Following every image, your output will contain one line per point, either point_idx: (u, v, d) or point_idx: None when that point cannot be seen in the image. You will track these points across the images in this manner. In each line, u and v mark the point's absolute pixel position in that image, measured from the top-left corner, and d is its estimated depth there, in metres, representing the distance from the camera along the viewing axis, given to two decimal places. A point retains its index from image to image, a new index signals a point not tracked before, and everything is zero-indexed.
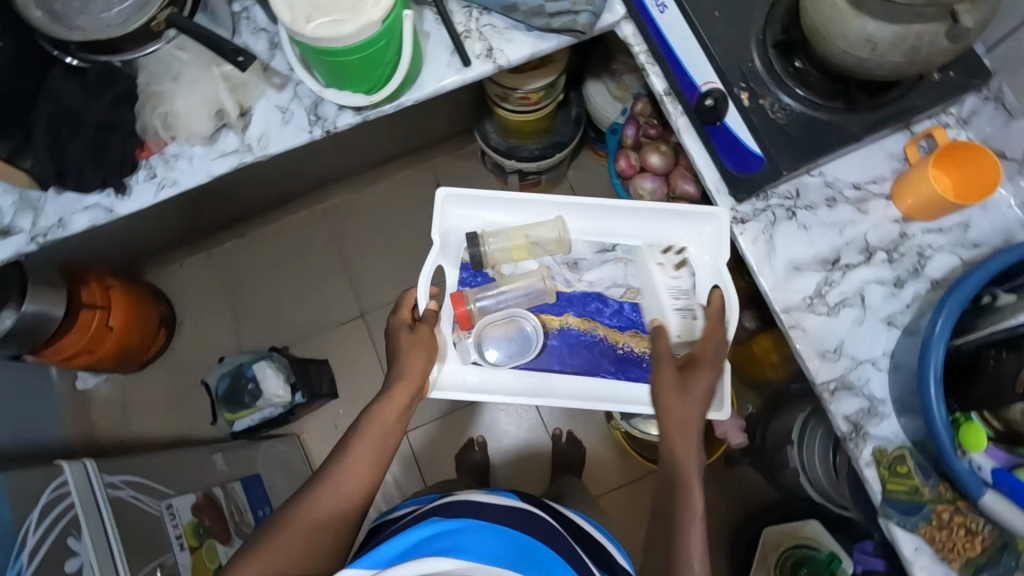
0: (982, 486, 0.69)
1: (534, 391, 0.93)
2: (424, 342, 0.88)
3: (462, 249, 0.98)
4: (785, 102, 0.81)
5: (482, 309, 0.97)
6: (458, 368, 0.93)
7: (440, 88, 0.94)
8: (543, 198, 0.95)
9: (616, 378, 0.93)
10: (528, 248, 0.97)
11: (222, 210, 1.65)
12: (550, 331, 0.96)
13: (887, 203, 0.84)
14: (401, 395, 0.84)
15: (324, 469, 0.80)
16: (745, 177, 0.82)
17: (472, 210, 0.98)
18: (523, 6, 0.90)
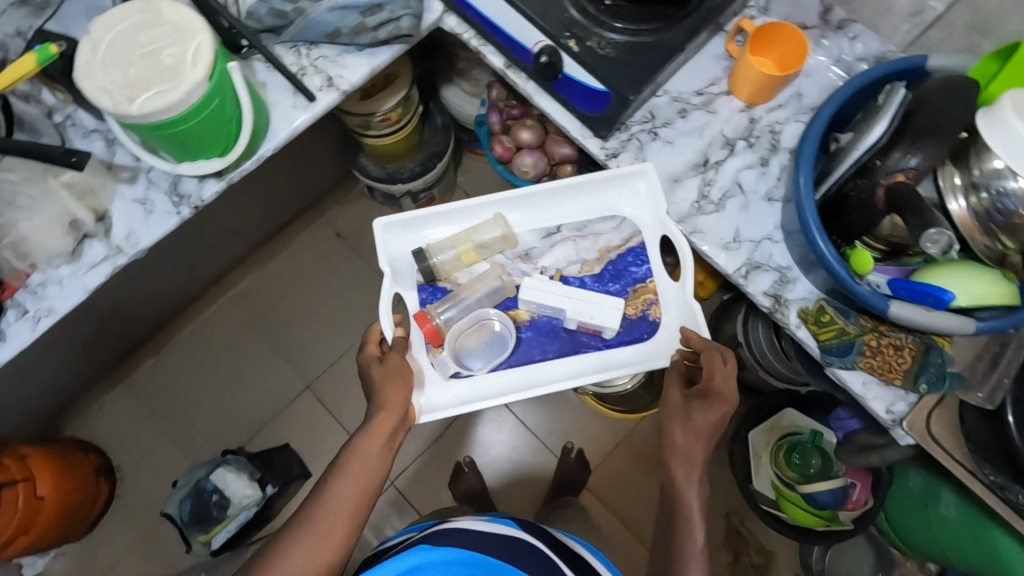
0: (885, 300, 0.66)
1: (528, 383, 0.95)
2: (397, 372, 0.86)
3: (415, 271, 0.98)
4: (610, 37, 0.80)
5: (446, 321, 0.98)
6: (446, 388, 0.93)
7: (295, 130, 0.88)
8: (480, 200, 0.96)
9: (599, 350, 0.96)
10: (477, 251, 0.98)
11: (125, 336, 1.55)
12: (521, 324, 0.98)
13: (730, 98, 0.88)
14: (383, 428, 0.82)
15: (305, 512, 0.79)
16: (599, 116, 0.82)
17: (412, 229, 0.98)
18: (344, 29, 0.86)
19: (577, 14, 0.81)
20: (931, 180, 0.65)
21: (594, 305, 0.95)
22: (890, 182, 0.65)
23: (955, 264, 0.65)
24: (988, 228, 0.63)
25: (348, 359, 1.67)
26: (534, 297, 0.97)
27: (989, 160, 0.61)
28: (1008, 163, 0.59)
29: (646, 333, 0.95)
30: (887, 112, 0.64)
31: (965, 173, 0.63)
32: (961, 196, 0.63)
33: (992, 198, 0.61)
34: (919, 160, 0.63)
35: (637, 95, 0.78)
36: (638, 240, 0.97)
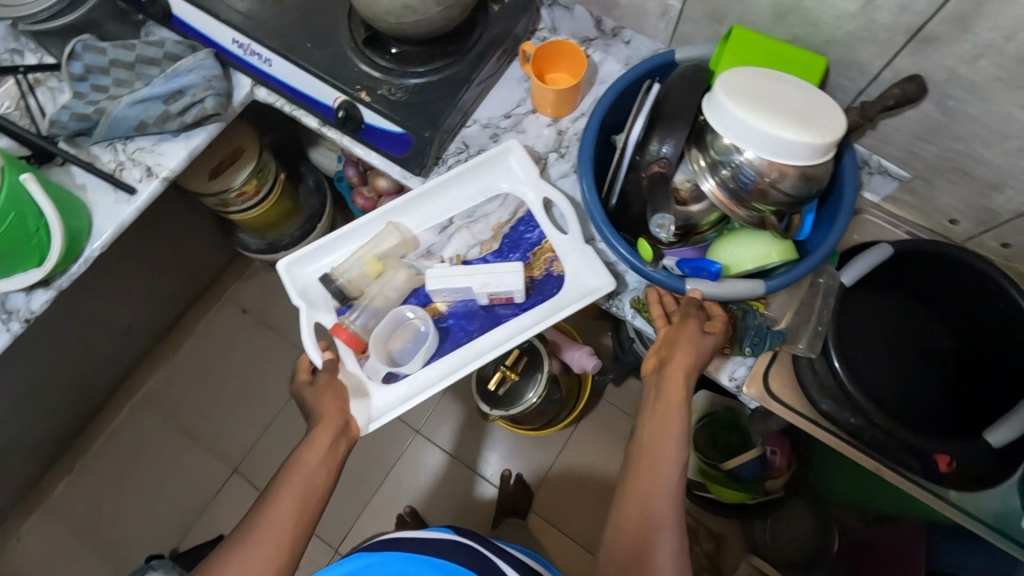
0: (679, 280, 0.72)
1: (464, 363, 0.84)
2: (329, 389, 0.81)
3: (328, 296, 0.89)
4: (399, 84, 0.84)
5: (365, 326, 0.88)
6: (386, 392, 0.83)
7: (120, 224, 0.88)
8: (365, 215, 0.88)
9: (517, 315, 0.86)
10: (382, 260, 0.89)
11: (28, 461, 1.48)
12: (440, 316, 0.88)
13: (536, 116, 0.92)
14: (326, 435, 0.76)
15: (246, 523, 0.71)
16: (406, 157, 0.85)
17: (311, 258, 0.89)
18: (150, 120, 0.87)
19: (367, 68, 0.84)
20: (684, 169, 0.70)
21: (498, 271, 0.84)
22: (647, 174, 0.69)
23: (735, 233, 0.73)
24: (742, 199, 0.66)
25: (273, 432, 1.64)
26: (441, 284, 0.85)
27: (720, 137, 0.65)
28: (734, 142, 0.64)
29: (556, 289, 0.86)
30: (641, 108, 0.70)
31: (706, 154, 0.67)
32: (709, 176, 0.67)
33: (732, 174, 0.65)
34: (673, 145, 0.68)
35: (432, 132, 0.82)
36: (527, 210, 0.90)
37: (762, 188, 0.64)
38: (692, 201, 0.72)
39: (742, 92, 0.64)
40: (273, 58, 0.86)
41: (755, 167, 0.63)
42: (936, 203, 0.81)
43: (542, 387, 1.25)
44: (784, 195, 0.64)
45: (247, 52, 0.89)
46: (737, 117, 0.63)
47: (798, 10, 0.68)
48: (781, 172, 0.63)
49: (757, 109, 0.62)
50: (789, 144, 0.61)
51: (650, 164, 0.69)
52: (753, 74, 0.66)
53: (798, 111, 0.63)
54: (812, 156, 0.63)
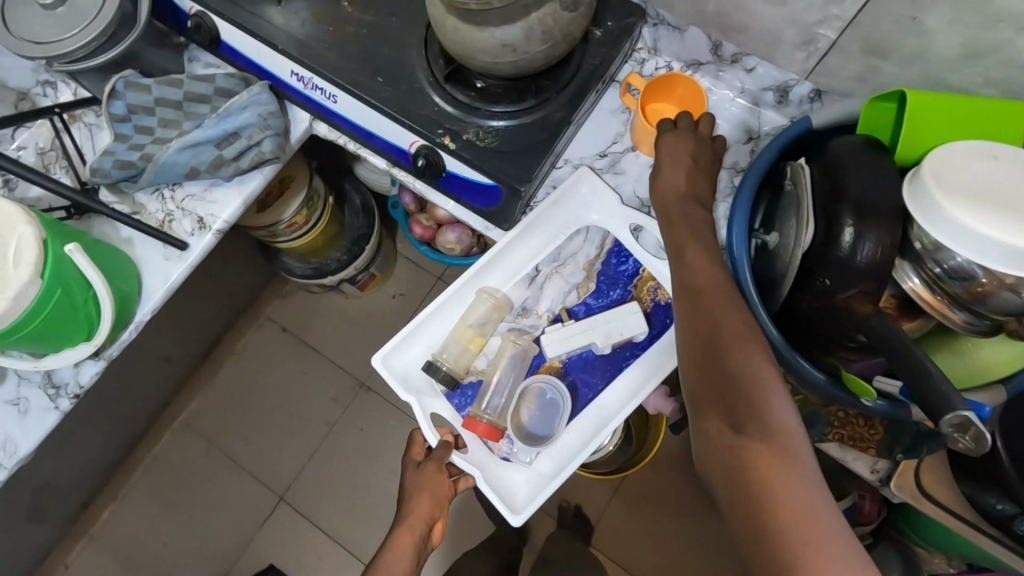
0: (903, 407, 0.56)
1: (597, 425, 0.76)
2: (432, 481, 0.85)
3: (432, 381, 0.81)
4: (485, 126, 0.72)
5: (495, 409, 0.81)
6: (527, 470, 0.78)
7: (172, 285, 0.79)
8: (447, 290, 0.78)
9: (639, 356, 0.76)
10: (481, 331, 0.80)
11: (76, 491, 1.44)
12: (561, 374, 0.79)
13: (635, 154, 0.80)
14: (410, 536, 0.82)
15: None
16: (495, 209, 0.74)
17: (404, 349, 0.80)
18: (201, 166, 0.77)
19: (449, 107, 0.72)
20: (887, 282, 0.54)
21: (611, 318, 0.75)
22: (848, 296, 0.54)
23: (944, 338, 0.56)
24: (957, 300, 0.51)
25: (319, 458, 1.58)
26: (558, 350, 0.77)
27: (925, 233, 0.50)
28: (955, 244, 0.48)
29: (669, 318, 0.76)
30: (806, 213, 0.57)
31: (909, 250, 0.52)
32: (915, 274, 0.52)
33: (947, 272, 0.50)
34: (876, 244, 0.52)
35: (527, 183, 0.70)
36: (614, 239, 0.78)
37: (986, 292, 0.49)
38: (906, 317, 0.55)
39: (966, 188, 0.49)
40: (339, 95, 0.75)
41: (987, 273, 0.48)
42: None
43: (616, 434, 1.15)
44: (1022, 299, 0.49)
45: (308, 85, 0.78)
46: (961, 221, 0.48)
47: (1003, 51, 0.54)
48: (1018, 282, 0.48)
49: (987, 212, 0.47)
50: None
51: (850, 291, 0.54)
52: (970, 155, 0.50)
53: None
54: None
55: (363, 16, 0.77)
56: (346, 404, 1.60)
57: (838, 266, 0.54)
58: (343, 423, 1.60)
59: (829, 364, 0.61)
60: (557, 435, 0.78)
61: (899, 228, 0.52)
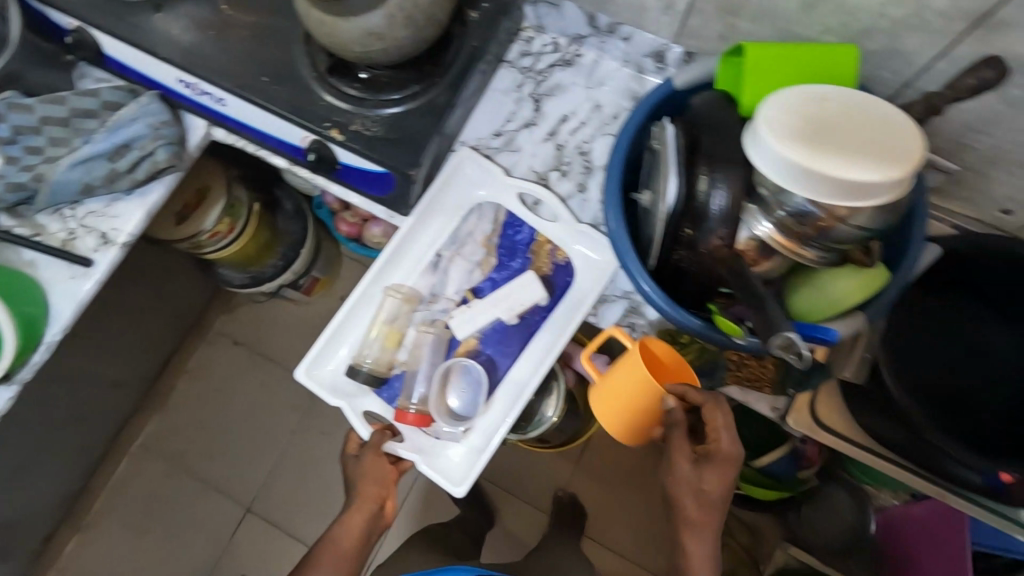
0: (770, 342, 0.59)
1: (518, 394, 0.78)
2: (375, 468, 0.79)
3: (357, 385, 0.82)
4: (371, 115, 0.73)
5: (421, 397, 0.81)
6: (461, 447, 0.79)
7: (80, 302, 0.79)
8: (356, 289, 0.79)
9: (547, 319, 0.79)
10: (395, 326, 0.81)
11: (35, 527, 1.42)
12: (476, 351, 0.81)
13: (529, 130, 0.82)
14: (360, 516, 0.79)
15: None
16: (391, 196, 0.76)
17: (324, 356, 0.80)
18: (96, 181, 0.77)
19: (335, 100, 0.73)
20: (741, 226, 0.57)
21: (512, 289, 0.79)
22: (710, 250, 0.56)
23: (806, 272, 0.59)
24: (804, 239, 0.55)
25: (284, 466, 1.58)
26: (467, 329, 0.80)
27: (769, 180, 0.53)
28: (787, 184, 0.52)
29: (570, 279, 0.79)
30: (670, 165, 0.57)
31: (757, 195, 0.55)
32: (765, 219, 0.55)
33: (792, 214, 0.54)
34: (727, 195, 0.55)
35: (417, 167, 0.71)
36: (506, 211, 0.82)
37: (828, 227, 0.53)
38: (760, 260, 0.57)
39: (798, 129, 0.51)
40: (226, 97, 0.75)
41: (818, 207, 0.52)
42: (989, 195, 0.72)
43: (560, 406, 1.18)
44: (854, 229, 0.52)
45: (196, 91, 0.78)
46: (799, 166, 0.51)
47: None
48: (850, 212, 0.51)
49: (821, 154, 0.50)
50: (865, 187, 0.49)
51: (710, 239, 0.56)
52: (803, 96, 0.53)
53: (868, 141, 0.50)
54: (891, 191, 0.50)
55: (245, 18, 0.78)
56: (305, 411, 1.60)
57: (698, 215, 0.57)
58: (305, 429, 1.60)
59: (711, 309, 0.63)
60: (481, 410, 0.79)
61: (743, 174, 0.55)
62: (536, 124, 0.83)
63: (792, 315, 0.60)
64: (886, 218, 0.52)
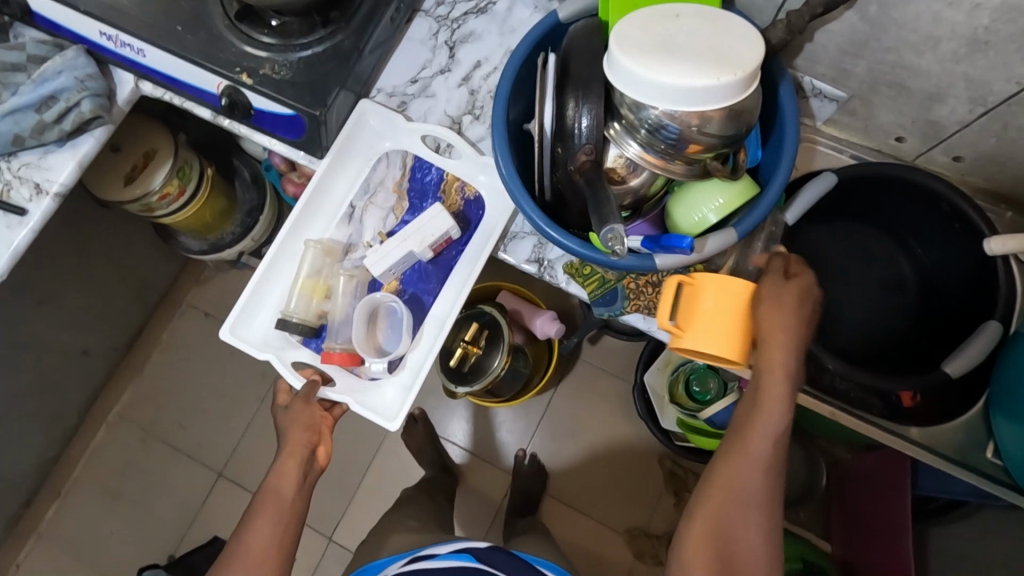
0: (647, 256, 0.61)
1: (440, 327, 0.78)
2: (305, 413, 0.74)
3: (286, 336, 0.81)
4: (279, 60, 0.76)
5: (348, 339, 0.81)
6: (392, 382, 0.78)
7: (16, 250, 0.82)
8: (273, 246, 0.78)
9: (463, 252, 0.81)
10: (318, 278, 0.81)
11: (12, 491, 1.47)
12: (398, 291, 0.82)
13: (444, 77, 0.85)
14: (293, 462, 0.73)
15: (225, 553, 0.70)
16: (304, 140, 0.79)
17: (250, 317, 0.80)
18: (25, 132, 0.80)
19: (247, 47, 0.76)
20: (609, 147, 0.59)
21: (423, 222, 0.79)
22: (578, 168, 0.58)
23: (684, 190, 0.63)
24: (672, 155, 0.57)
25: (253, 432, 1.62)
26: (382, 267, 0.79)
27: (626, 95, 0.55)
28: (638, 98, 0.54)
29: (481, 212, 0.82)
30: (546, 86, 0.61)
31: (619, 114, 0.57)
32: (632, 140, 0.58)
33: (651, 131, 0.55)
34: (591, 116, 0.57)
35: (322, 109, 0.74)
36: (413, 156, 0.84)
37: (685, 139, 0.54)
38: (630, 177, 0.60)
39: (645, 44, 0.54)
40: (144, 47, 0.78)
41: (675, 118, 0.54)
42: (879, 123, 0.74)
43: (506, 359, 1.21)
44: (713, 138, 0.54)
45: (118, 43, 0.80)
46: (645, 78, 0.52)
47: None
48: (702, 118, 0.53)
49: (668, 63, 0.52)
50: (704, 91, 0.51)
51: (576, 155, 0.58)
52: (649, 17, 0.55)
53: (709, 49, 0.52)
54: (734, 95, 0.52)
55: None
56: (272, 378, 1.64)
57: (566, 136, 0.59)
58: (272, 396, 1.64)
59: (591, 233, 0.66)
60: (407, 345, 0.78)
61: (604, 94, 0.58)
62: (451, 70, 0.85)
63: (677, 230, 0.63)
64: (736, 125, 0.54)
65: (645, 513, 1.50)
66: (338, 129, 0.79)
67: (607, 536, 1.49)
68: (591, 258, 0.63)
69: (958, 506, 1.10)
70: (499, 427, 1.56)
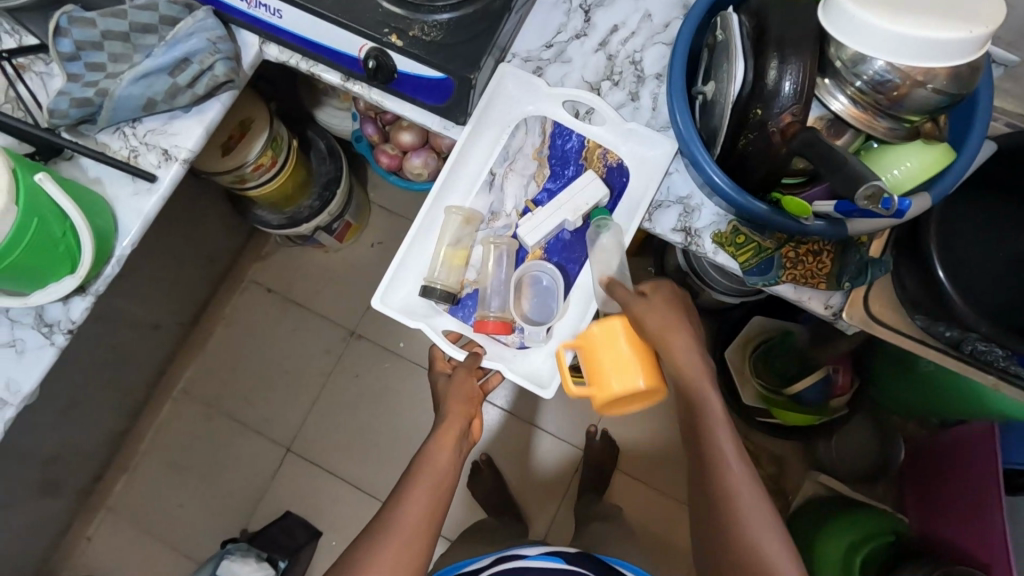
0: (840, 223, 0.61)
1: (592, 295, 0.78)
2: (465, 385, 0.83)
3: (432, 305, 0.81)
4: (428, 21, 0.73)
5: (501, 307, 0.80)
6: (543, 351, 0.79)
7: (147, 218, 0.81)
8: (419, 215, 0.78)
9: (609, 221, 0.80)
10: (461, 247, 0.81)
11: (86, 465, 1.46)
12: (544, 260, 0.82)
13: (580, 41, 0.82)
14: (451, 433, 0.80)
15: (382, 517, 0.74)
16: (447, 106, 0.77)
17: (396, 283, 0.80)
18: (158, 95, 0.78)
19: (392, 6, 0.74)
20: (814, 105, 0.58)
21: (577, 189, 0.79)
22: (781, 129, 0.57)
23: (874, 155, 0.61)
24: (879, 109, 0.56)
25: (320, 408, 1.62)
26: (537, 236, 0.80)
27: (846, 48, 0.54)
28: (865, 51, 0.52)
29: (624, 178, 0.80)
30: (737, 49, 0.60)
31: (831, 68, 0.56)
32: (840, 93, 0.56)
33: (869, 84, 0.54)
34: (797, 76, 0.56)
35: (476, 72, 0.72)
36: (553, 122, 0.82)
37: (904, 93, 0.53)
38: (832, 139, 0.59)
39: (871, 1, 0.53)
40: (282, 8, 0.76)
41: (897, 72, 0.52)
42: None
43: None
44: (932, 94, 0.53)
45: (251, 4, 0.78)
46: (877, 31, 0.51)
47: None
48: (929, 74, 0.52)
49: (903, 16, 0.51)
50: (944, 44, 0.50)
51: (781, 116, 0.57)
52: None
53: (942, 7, 0.51)
54: (971, 53, 0.51)
55: None
56: (339, 354, 1.64)
57: (767, 96, 0.57)
58: (339, 372, 1.64)
59: (774, 199, 0.65)
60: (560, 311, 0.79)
61: (814, 52, 0.56)
62: (587, 34, 0.82)
63: None
64: (961, 84, 0.53)
65: None
66: (481, 94, 0.78)
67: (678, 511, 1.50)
68: (782, 225, 0.62)
69: None
70: (569, 403, 1.55)
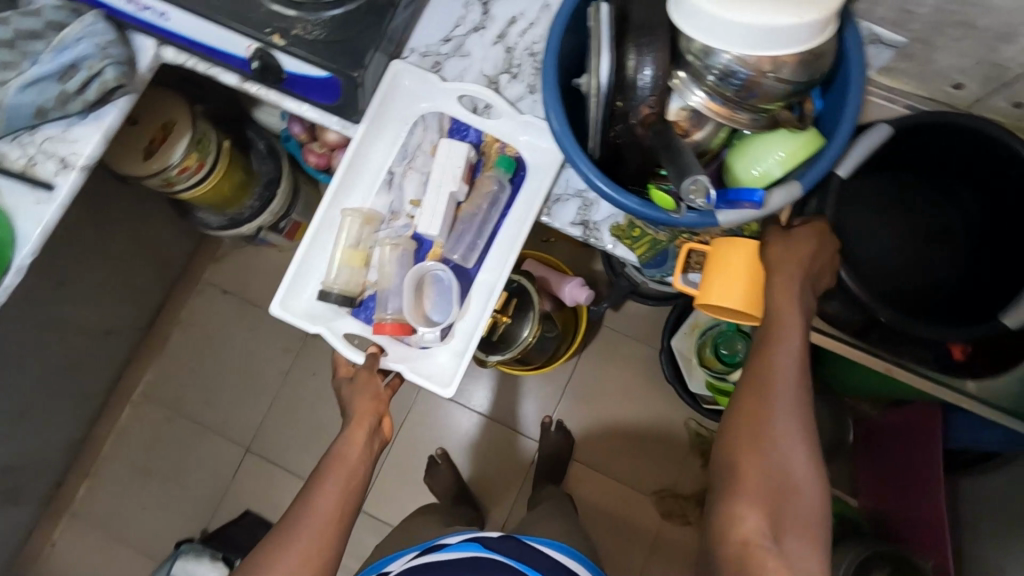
0: (710, 213, 0.58)
1: (490, 294, 0.79)
2: (368, 385, 0.80)
3: (333, 308, 0.81)
4: (310, 19, 0.72)
5: (398, 309, 0.81)
6: (444, 350, 0.79)
7: (47, 228, 0.80)
8: (315, 216, 0.79)
9: (508, 216, 0.79)
10: (360, 248, 0.80)
11: (44, 472, 1.47)
12: (445, 258, 0.81)
13: (478, 34, 0.80)
14: (361, 431, 0.79)
15: (291, 517, 0.74)
16: (339, 104, 0.76)
17: (296, 287, 0.80)
18: (48, 104, 0.77)
19: (281, 7, 0.73)
20: (672, 98, 0.58)
21: (445, 162, 0.79)
22: (642, 122, 0.58)
23: (745, 143, 0.61)
24: (738, 102, 0.56)
25: (279, 408, 1.63)
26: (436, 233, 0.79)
27: (694, 41, 0.54)
28: (710, 42, 0.52)
29: (522, 173, 0.80)
30: (601, 40, 0.56)
31: (684, 63, 0.56)
32: (697, 88, 0.56)
33: (720, 78, 0.54)
34: (655, 65, 0.56)
35: (359, 70, 0.71)
36: (450, 118, 0.81)
37: (756, 83, 0.53)
38: (693, 130, 0.59)
39: None
40: (168, 11, 0.76)
41: (746, 64, 0.52)
42: (938, 67, 0.72)
43: (535, 326, 1.19)
44: (782, 83, 0.53)
45: (138, 7, 0.77)
46: (720, 21, 0.50)
47: None
48: (774, 63, 0.52)
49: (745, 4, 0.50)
50: (782, 32, 0.49)
51: (640, 108, 0.57)
52: None
53: None
54: (812, 39, 0.50)
55: None
56: (296, 353, 1.64)
57: (627, 88, 0.57)
58: (297, 371, 1.64)
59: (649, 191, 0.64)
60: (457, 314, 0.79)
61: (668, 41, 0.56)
62: (485, 27, 0.81)
63: (738, 181, 0.61)
64: (809, 70, 0.53)
65: (673, 473, 1.50)
66: (372, 92, 0.77)
67: (635, 499, 1.50)
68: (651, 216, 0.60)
69: (990, 459, 1.09)
70: (524, 395, 1.55)
